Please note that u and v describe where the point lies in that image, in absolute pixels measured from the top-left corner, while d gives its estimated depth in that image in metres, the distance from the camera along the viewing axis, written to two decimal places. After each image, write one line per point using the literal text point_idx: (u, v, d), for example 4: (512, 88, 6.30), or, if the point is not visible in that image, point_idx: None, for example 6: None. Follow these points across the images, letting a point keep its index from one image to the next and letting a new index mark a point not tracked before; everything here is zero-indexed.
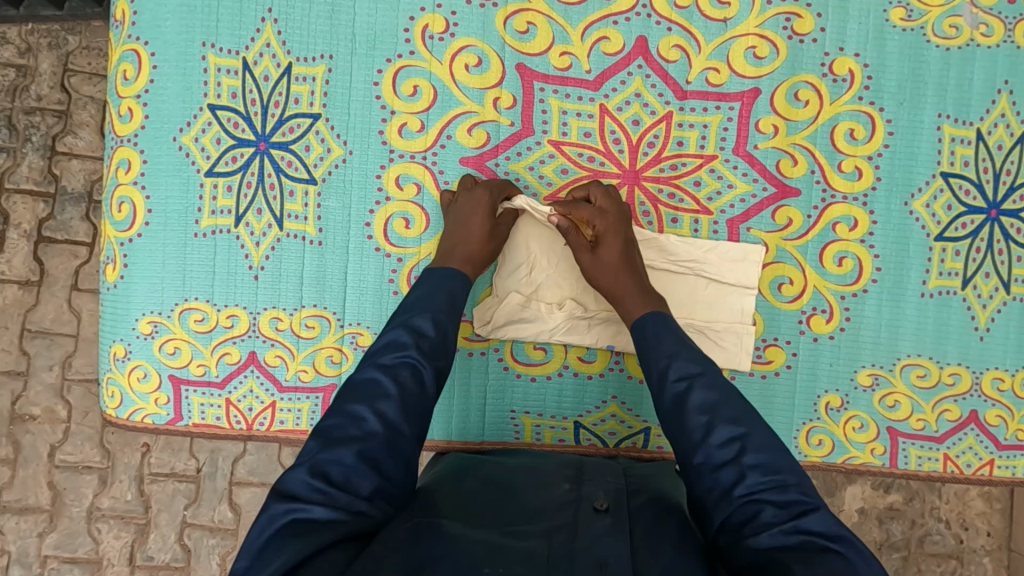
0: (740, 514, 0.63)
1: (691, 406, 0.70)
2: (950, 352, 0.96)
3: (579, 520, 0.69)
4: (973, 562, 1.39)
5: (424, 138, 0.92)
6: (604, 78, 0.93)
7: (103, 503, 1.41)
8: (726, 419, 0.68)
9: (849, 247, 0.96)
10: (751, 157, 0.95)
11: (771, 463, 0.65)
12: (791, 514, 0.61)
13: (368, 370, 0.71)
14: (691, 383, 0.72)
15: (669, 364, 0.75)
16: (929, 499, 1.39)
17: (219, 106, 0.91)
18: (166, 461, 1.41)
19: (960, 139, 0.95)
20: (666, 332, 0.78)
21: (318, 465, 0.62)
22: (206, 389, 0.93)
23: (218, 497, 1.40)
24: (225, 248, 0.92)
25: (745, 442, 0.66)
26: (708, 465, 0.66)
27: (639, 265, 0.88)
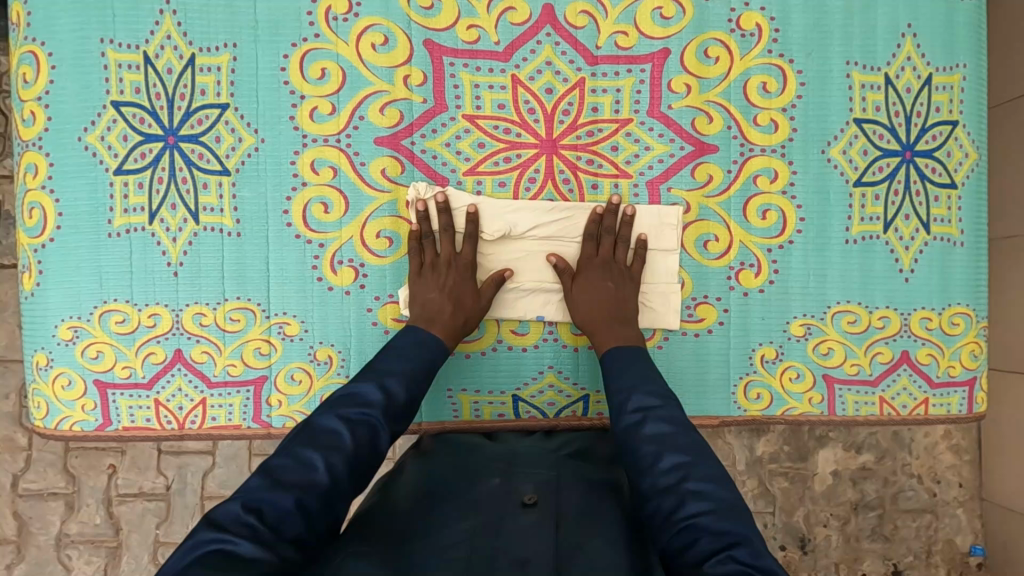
0: (679, 541, 0.59)
1: (642, 435, 0.69)
2: (878, 296, 0.97)
3: (505, 517, 0.67)
4: (947, 515, 1.39)
5: (337, 121, 0.91)
6: (513, 49, 0.93)
7: (71, 529, 1.38)
8: (674, 448, 0.67)
9: (771, 200, 0.97)
10: (666, 118, 0.96)
11: (715, 494, 0.62)
12: (725, 543, 0.56)
13: (326, 420, 0.66)
14: (646, 414, 0.71)
15: (628, 397, 0.74)
16: (900, 456, 1.39)
17: (123, 102, 0.89)
18: (133, 481, 1.38)
19: (870, 85, 0.96)
20: (621, 369, 0.79)
21: (255, 501, 0.57)
22: (133, 391, 0.91)
23: (189, 513, 1.38)
24: (140, 247, 0.90)
25: (689, 470, 0.64)
26: (655, 489, 0.64)
27: (628, 309, 0.89)
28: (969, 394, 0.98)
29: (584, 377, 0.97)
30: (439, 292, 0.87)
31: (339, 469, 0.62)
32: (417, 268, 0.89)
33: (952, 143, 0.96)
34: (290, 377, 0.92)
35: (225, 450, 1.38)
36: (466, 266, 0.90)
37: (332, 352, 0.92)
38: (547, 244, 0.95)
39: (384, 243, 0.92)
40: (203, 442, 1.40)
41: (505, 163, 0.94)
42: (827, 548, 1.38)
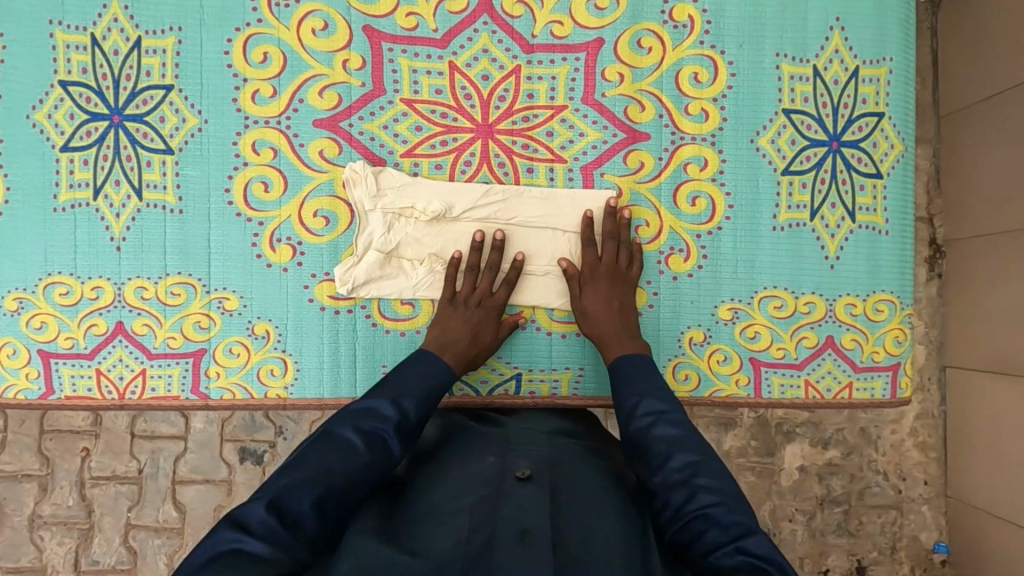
0: (687, 534, 0.63)
1: (655, 436, 0.72)
2: (806, 282, 1.00)
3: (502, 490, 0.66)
4: (912, 511, 1.41)
5: (278, 103, 0.95)
6: (451, 36, 0.96)
7: (45, 509, 1.41)
8: (685, 448, 0.70)
9: (701, 186, 1.00)
10: (600, 106, 0.98)
11: (721, 491, 0.66)
12: (732, 535, 0.61)
13: (345, 429, 0.70)
14: (657, 417, 0.74)
15: (638, 401, 0.77)
16: (866, 452, 1.41)
17: (70, 82, 0.92)
18: (107, 464, 1.41)
19: (798, 76, 0.99)
20: (625, 373, 0.82)
21: (276, 499, 0.61)
22: (76, 361, 0.94)
23: (161, 497, 1.42)
24: (84, 222, 0.93)
25: (698, 468, 0.68)
26: (664, 485, 0.68)
27: (630, 312, 0.93)
28: (893, 379, 1.00)
29: (517, 356, 1.00)
30: (462, 324, 0.90)
31: (354, 478, 0.66)
32: (450, 298, 0.93)
33: (878, 134, 0.99)
34: (228, 350, 0.95)
35: (197, 437, 1.44)
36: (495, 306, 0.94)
37: (270, 327, 0.96)
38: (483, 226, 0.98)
39: (321, 222, 0.95)
40: (175, 427, 1.43)
41: (442, 147, 0.97)
42: (792, 542, 1.40)
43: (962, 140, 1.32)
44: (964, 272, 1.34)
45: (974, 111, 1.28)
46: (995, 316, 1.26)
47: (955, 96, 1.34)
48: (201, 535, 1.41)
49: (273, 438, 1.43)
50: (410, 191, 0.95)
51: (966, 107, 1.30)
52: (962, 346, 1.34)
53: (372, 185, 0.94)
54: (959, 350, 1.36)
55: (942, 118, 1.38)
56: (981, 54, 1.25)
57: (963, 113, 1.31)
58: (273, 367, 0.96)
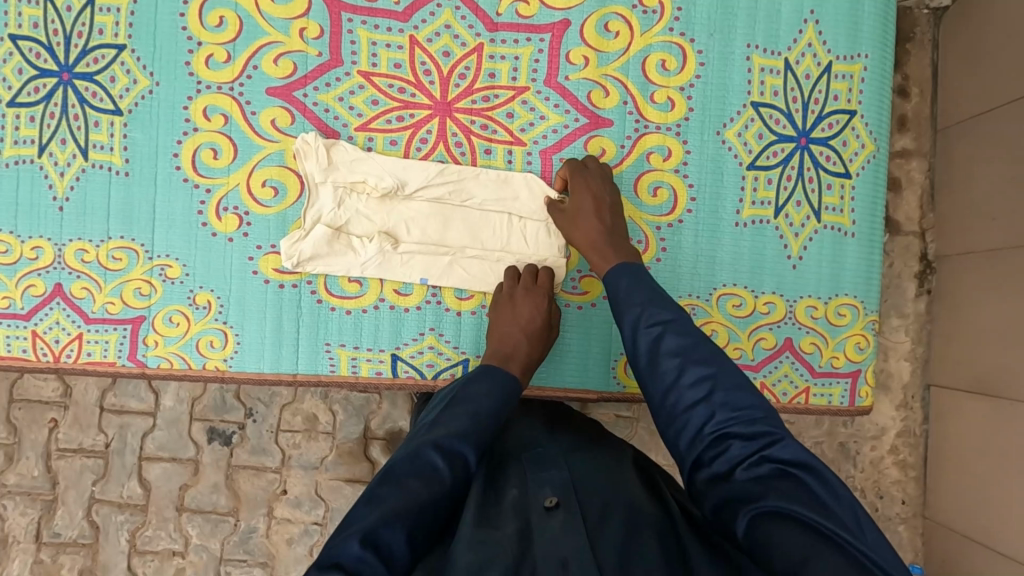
0: (712, 454, 0.67)
1: (663, 352, 0.74)
2: (766, 281, 0.97)
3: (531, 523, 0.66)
4: (888, 530, 1.36)
5: (232, 68, 0.92)
6: (413, 10, 0.94)
7: (9, 479, 1.40)
8: (695, 360, 0.72)
9: (664, 177, 0.97)
10: (563, 89, 0.96)
11: (741, 399, 0.69)
12: (757, 447, 0.65)
13: (428, 451, 0.70)
14: (665, 327, 0.75)
15: (643, 312, 0.78)
16: (844, 468, 1.36)
17: (20, 36, 0.90)
18: (74, 437, 1.40)
19: (769, 69, 0.96)
20: (621, 288, 0.82)
21: (372, 536, 0.60)
22: (12, 321, 0.92)
23: (126, 473, 1.40)
24: (28, 180, 0.91)
25: (714, 381, 0.70)
26: (681, 406, 0.71)
27: (613, 212, 0.91)
28: (851, 387, 0.97)
29: (466, 341, 0.97)
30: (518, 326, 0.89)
31: (441, 504, 0.67)
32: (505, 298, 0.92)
33: (849, 132, 0.96)
34: (168, 319, 0.93)
35: (165, 414, 1.42)
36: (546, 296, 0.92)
37: (212, 298, 0.93)
38: (436, 206, 0.96)
39: (269, 192, 0.93)
40: (145, 403, 1.41)
41: (398, 123, 0.95)
42: None
43: (955, 154, 1.29)
44: (953, 290, 1.30)
45: (965, 127, 1.27)
46: (981, 335, 1.21)
47: (955, 109, 1.30)
48: (165, 514, 1.40)
49: (243, 419, 1.41)
50: (361, 162, 0.93)
51: (968, 120, 1.26)
52: (949, 368, 1.31)
53: (324, 158, 0.92)
54: (943, 368, 1.32)
55: (939, 132, 1.34)
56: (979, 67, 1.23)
57: (958, 129, 1.29)
58: (213, 339, 0.93)
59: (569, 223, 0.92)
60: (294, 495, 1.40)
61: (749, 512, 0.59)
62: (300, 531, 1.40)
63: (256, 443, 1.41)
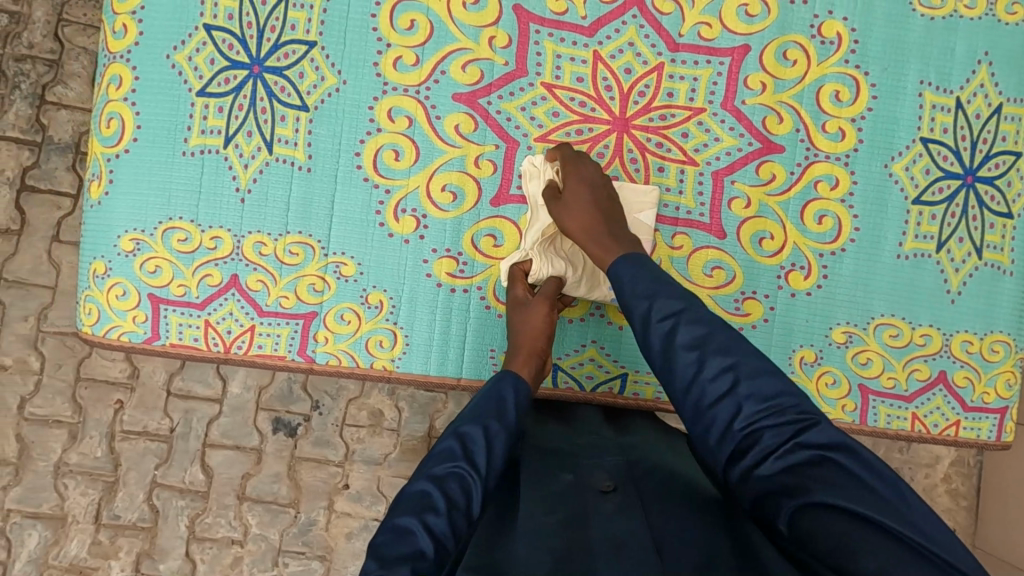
0: (742, 446, 0.64)
1: (680, 346, 0.70)
2: (922, 314, 0.98)
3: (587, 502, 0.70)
4: None
5: (419, 72, 0.93)
6: (599, 25, 0.95)
7: (72, 458, 1.39)
8: (714, 351, 0.68)
9: (828, 206, 0.98)
10: (738, 112, 0.97)
11: (765, 390, 0.65)
12: (788, 437, 0.62)
13: (416, 483, 0.67)
14: (678, 320, 0.71)
15: (652, 306, 0.73)
16: None
17: (214, 27, 0.91)
18: (139, 419, 1.40)
19: (940, 107, 0.98)
20: (648, 273, 0.77)
21: None
22: (185, 310, 0.92)
23: (189, 458, 1.40)
24: (212, 169, 0.91)
25: (738, 371, 0.66)
26: (705, 401, 0.67)
27: (609, 199, 0.88)
28: (999, 422, 0.99)
29: (626, 356, 0.98)
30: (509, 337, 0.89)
31: (441, 532, 0.61)
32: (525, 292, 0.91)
33: (1013, 173, 0.98)
34: (339, 316, 0.93)
35: (232, 401, 1.41)
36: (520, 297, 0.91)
37: (384, 298, 0.94)
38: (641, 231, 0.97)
39: (448, 197, 0.94)
40: (211, 390, 1.42)
41: (576, 136, 0.96)
42: None
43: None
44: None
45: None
46: None
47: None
48: (225, 502, 1.39)
49: (309, 411, 1.41)
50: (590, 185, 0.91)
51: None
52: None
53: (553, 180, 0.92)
54: None
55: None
56: None
57: None
58: (382, 339, 0.94)
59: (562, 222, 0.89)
60: (355, 489, 1.40)
61: (791, 507, 0.58)
62: (359, 525, 1.40)
63: (319, 436, 1.41)
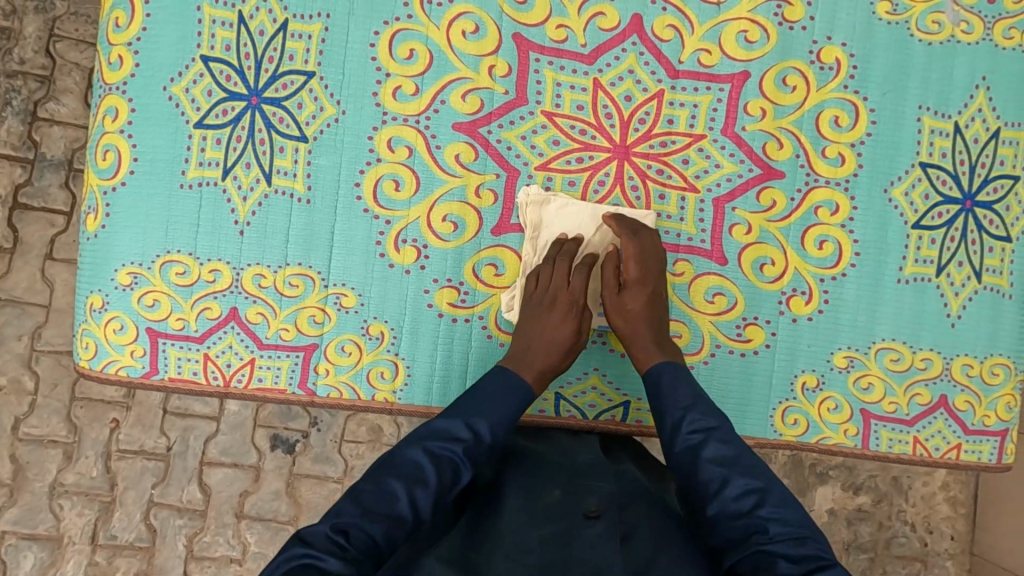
0: (754, 561, 0.64)
1: (706, 457, 0.73)
2: (924, 338, 0.99)
3: (571, 528, 0.69)
4: (937, 565, 1.48)
5: (419, 101, 0.93)
6: (599, 53, 0.95)
7: (68, 478, 1.37)
8: (742, 472, 0.72)
9: (829, 231, 0.98)
10: (739, 138, 0.97)
11: (786, 519, 0.68)
12: (803, 570, 0.63)
13: (412, 452, 0.73)
14: (710, 433, 0.75)
15: (685, 415, 0.77)
16: (896, 502, 1.47)
17: (211, 58, 0.90)
18: (136, 437, 1.38)
19: (939, 131, 0.98)
20: (686, 383, 0.81)
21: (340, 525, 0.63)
22: (184, 343, 0.91)
23: (187, 476, 1.39)
24: (210, 201, 0.90)
25: (761, 497, 0.70)
26: (723, 514, 0.69)
27: (662, 309, 0.90)
28: (999, 444, 0.99)
29: (629, 384, 0.98)
30: (544, 336, 0.87)
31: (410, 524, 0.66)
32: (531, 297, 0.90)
33: (1012, 198, 0.98)
34: (340, 348, 0.93)
35: (230, 418, 1.40)
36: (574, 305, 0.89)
37: (385, 329, 0.93)
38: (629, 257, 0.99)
39: (449, 227, 0.94)
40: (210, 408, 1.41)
41: (577, 164, 0.95)
42: None
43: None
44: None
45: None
46: None
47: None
48: (224, 520, 1.38)
49: (308, 427, 1.40)
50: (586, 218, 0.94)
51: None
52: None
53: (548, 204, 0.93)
54: None
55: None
56: None
57: None
58: (384, 370, 0.94)
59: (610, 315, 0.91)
60: None
61: None
62: None
63: (319, 452, 1.41)
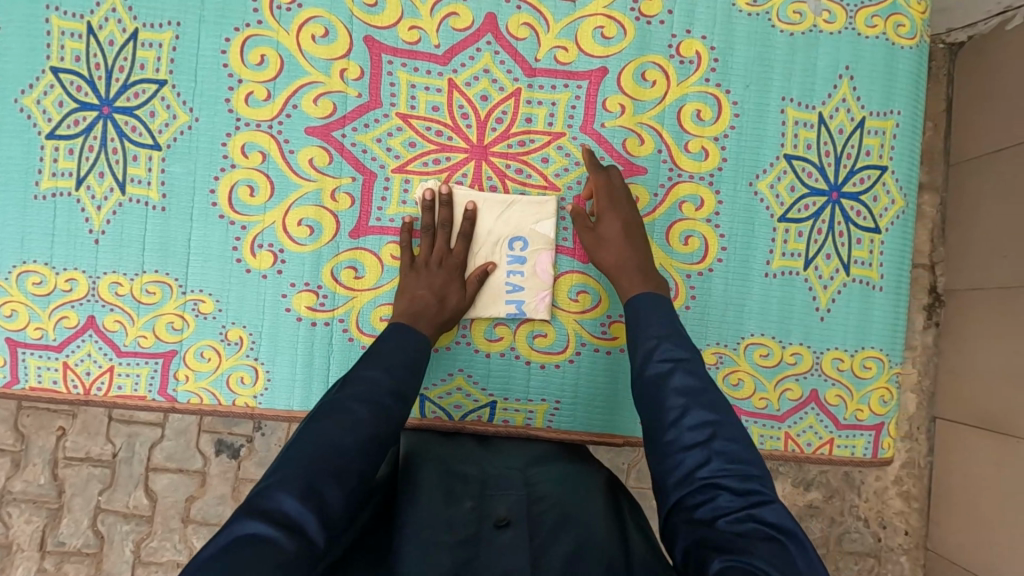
0: (700, 496, 0.62)
1: (671, 386, 0.71)
2: (793, 332, 0.97)
3: (481, 534, 0.65)
4: (890, 560, 1.40)
5: (271, 107, 0.93)
6: (453, 53, 0.95)
7: (16, 486, 1.39)
8: (702, 404, 0.68)
9: (695, 227, 0.97)
10: (598, 135, 0.97)
11: (738, 453, 0.64)
12: (747, 503, 0.60)
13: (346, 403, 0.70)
14: (677, 363, 0.73)
15: (658, 344, 0.75)
16: (848, 497, 1.40)
17: (62, 69, 0.91)
18: (82, 444, 1.39)
19: (803, 123, 0.97)
20: (654, 308, 0.80)
21: (306, 494, 0.58)
22: (43, 352, 0.92)
23: (133, 483, 1.39)
24: (65, 211, 0.92)
25: (717, 429, 0.66)
26: (677, 445, 0.66)
27: (642, 241, 0.91)
28: (874, 439, 0.98)
29: (493, 383, 0.98)
30: (426, 288, 0.89)
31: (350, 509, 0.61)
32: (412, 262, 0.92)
33: (880, 188, 0.97)
34: (199, 354, 0.93)
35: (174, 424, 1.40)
36: (458, 266, 0.93)
37: (244, 334, 0.94)
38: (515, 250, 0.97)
39: (305, 231, 0.94)
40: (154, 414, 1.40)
41: (434, 165, 0.95)
42: None
43: (967, 189, 1.33)
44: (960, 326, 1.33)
45: (980, 162, 1.29)
46: (980, 376, 1.28)
47: (968, 144, 1.33)
48: (170, 525, 1.38)
49: (251, 432, 1.39)
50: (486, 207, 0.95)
51: (985, 155, 1.28)
52: (953, 403, 1.35)
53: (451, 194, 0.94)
54: (951, 404, 1.35)
55: (952, 166, 1.37)
56: (997, 109, 1.25)
57: (972, 164, 1.31)
58: (243, 375, 0.94)
59: (595, 256, 0.91)
60: None
61: (726, 562, 0.53)
62: None
63: (263, 456, 1.39)
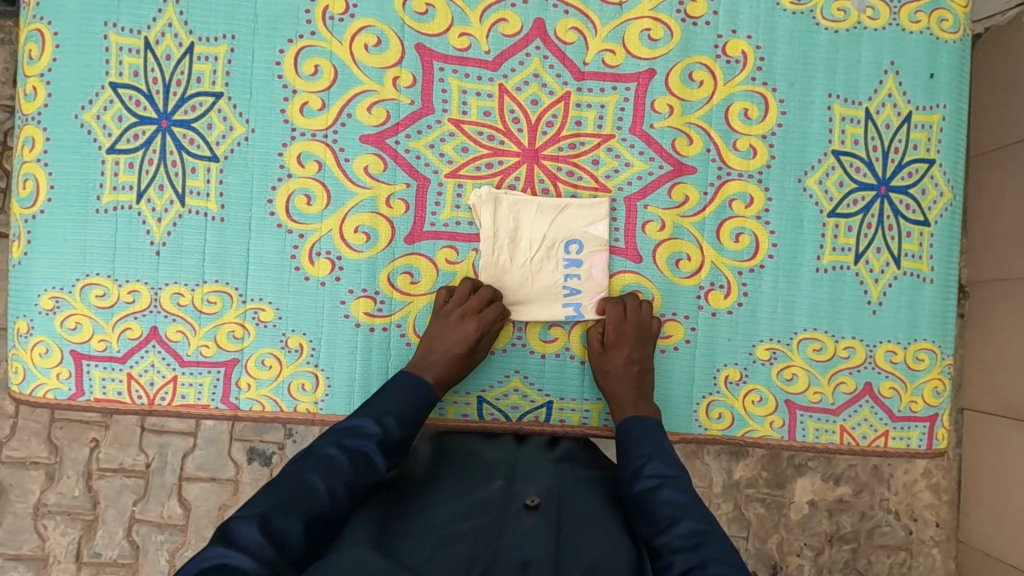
0: (683, 541, 0.66)
1: (659, 498, 0.72)
2: (844, 327, 0.98)
3: (506, 519, 0.68)
4: (922, 553, 1.41)
5: (326, 117, 0.94)
6: (503, 59, 0.96)
7: (50, 499, 1.39)
8: (692, 516, 0.70)
9: (745, 223, 0.98)
10: (648, 136, 0.98)
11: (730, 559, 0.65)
12: None
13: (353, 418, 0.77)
14: (664, 480, 0.74)
15: (646, 462, 0.78)
16: (878, 491, 1.41)
17: (120, 84, 0.92)
18: (115, 456, 1.40)
19: (850, 118, 0.98)
20: (645, 439, 0.82)
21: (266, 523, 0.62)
22: (107, 364, 0.93)
23: (167, 492, 1.39)
24: (125, 224, 0.93)
25: (706, 536, 0.67)
26: (667, 547, 0.67)
27: (649, 383, 0.93)
28: (928, 430, 0.99)
29: (549, 383, 0.99)
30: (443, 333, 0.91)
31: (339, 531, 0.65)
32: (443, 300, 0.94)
33: (927, 181, 0.98)
34: (260, 362, 0.94)
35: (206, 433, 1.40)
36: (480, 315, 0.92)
37: (304, 341, 0.95)
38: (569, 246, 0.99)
39: (362, 238, 0.95)
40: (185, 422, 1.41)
41: (487, 169, 0.96)
42: None
43: (987, 181, 1.34)
44: (986, 317, 1.34)
45: (1000, 154, 1.30)
46: (1005, 365, 1.29)
47: (988, 136, 1.34)
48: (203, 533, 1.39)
49: (283, 440, 1.40)
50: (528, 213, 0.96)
51: (1003, 146, 1.29)
52: (980, 393, 1.35)
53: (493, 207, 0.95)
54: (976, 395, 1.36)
55: (972, 158, 1.38)
56: (1013, 101, 1.27)
57: (993, 155, 1.32)
58: (304, 382, 0.95)
59: (597, 371, 0.94)
60: None
61: None
62: None
63: None
